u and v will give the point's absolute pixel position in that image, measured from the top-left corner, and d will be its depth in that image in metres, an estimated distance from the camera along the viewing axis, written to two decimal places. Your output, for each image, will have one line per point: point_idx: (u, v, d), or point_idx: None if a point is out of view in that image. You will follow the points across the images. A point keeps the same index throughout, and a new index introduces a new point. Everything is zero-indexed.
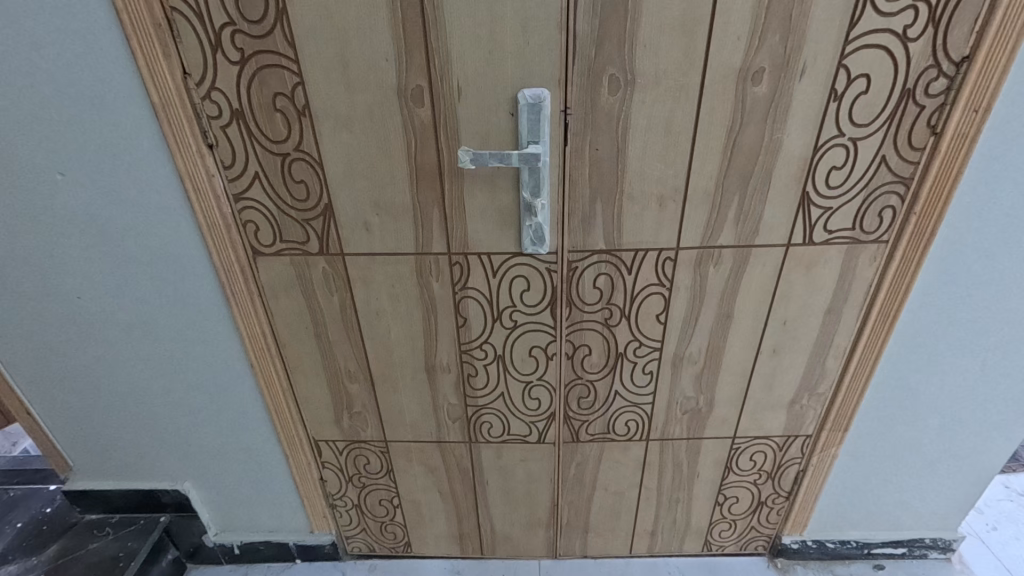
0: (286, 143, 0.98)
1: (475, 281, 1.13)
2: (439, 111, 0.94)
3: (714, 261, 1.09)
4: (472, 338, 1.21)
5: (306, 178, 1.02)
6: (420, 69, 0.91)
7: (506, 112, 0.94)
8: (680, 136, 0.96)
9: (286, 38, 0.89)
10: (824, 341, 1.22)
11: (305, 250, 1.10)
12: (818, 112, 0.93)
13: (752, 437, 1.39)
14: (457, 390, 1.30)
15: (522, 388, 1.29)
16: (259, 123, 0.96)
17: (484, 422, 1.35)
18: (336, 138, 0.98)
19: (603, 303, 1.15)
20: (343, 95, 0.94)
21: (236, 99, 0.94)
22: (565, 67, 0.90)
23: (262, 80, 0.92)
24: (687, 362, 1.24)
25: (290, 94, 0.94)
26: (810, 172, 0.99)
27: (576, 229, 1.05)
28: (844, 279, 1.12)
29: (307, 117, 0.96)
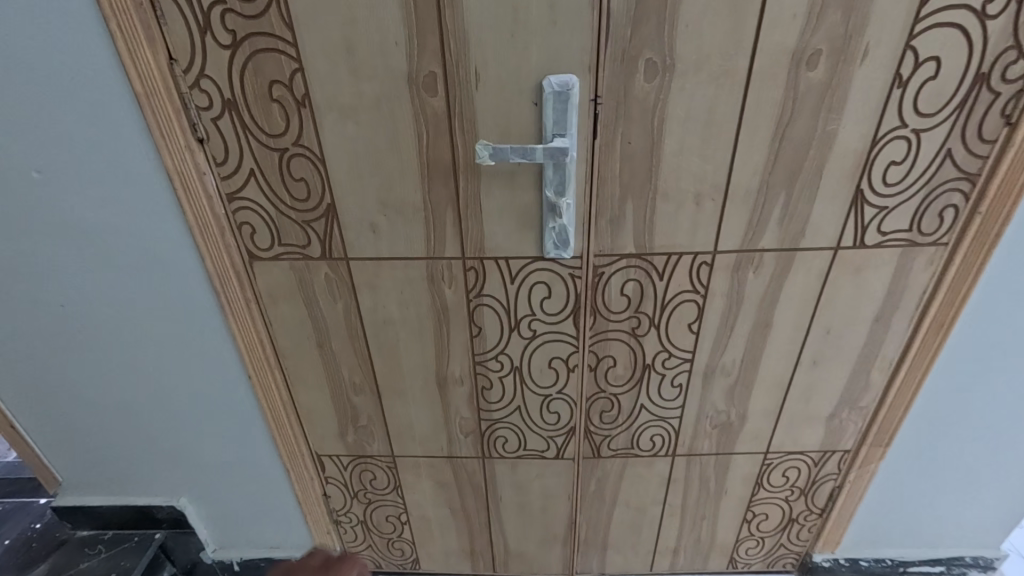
0: (284, 137, 0.89)
1: (492, 288, 1.03)
2: (454, 101, 0.84)
3: (754, 266, 0.99)
4: (487, 349, 1.12)
5: (307, 176, 0.92)
6: (433, 53, 0.81)
7: (529, 101, 0.84)
8: (723, 129, 0.86)
9: (282, 19, 0.79)
10: (869, 352, 1.12)
11: (306, 254, 1.01)
12: (879, 100, 0.83)
13: (786, 452, 1.29)
14: (470, 404, 1.21)
15: (541, 402, 1.19)
16: (254, 115, 0.87)
17: (499, 436, 1.26)
18: (339, 132, 0.88)
19: (630, 311, 1.05)
20: (346, 83, 0.83)
21: (228, 88, 0.85)
22: (596, 50, 0.80)
23: (256, 66, 0.83)
24: (720, 374, 1.15)
25: (287, 82, 0.84)
26: (866, 168, 0.89)
27: (604, 232, 0.95)
28: (894, 285, 1.02)
29: (306, 107, 0.86)
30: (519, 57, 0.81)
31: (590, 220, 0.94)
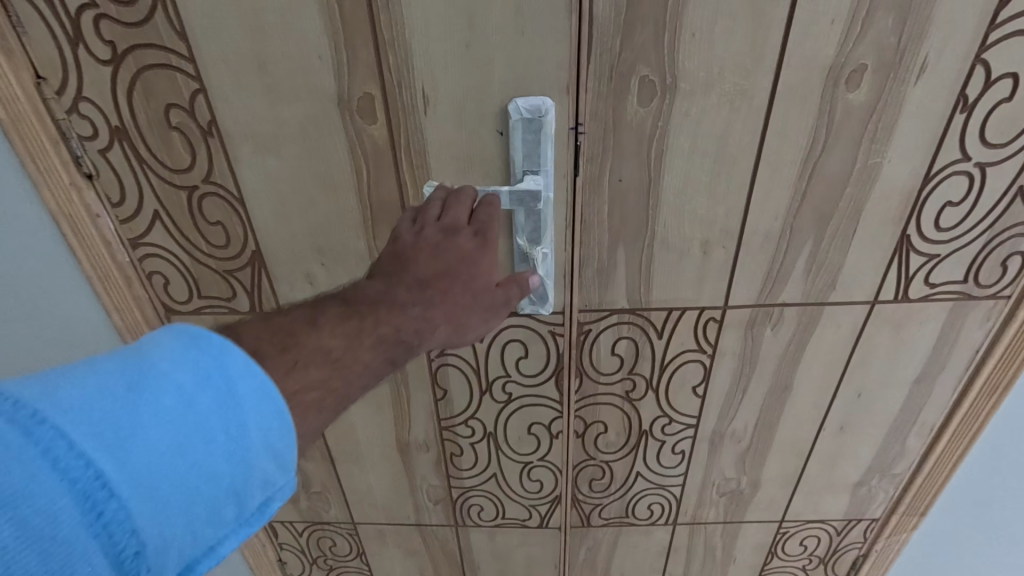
0: (190, 174, 0.71)
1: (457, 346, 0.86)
2: (399, 130, 0.67)
3: (773, 322, 0.82)
4: (455, 413, 0.95)
5: (224, 219, 0.75)
6: (369, 69, 0.64)
7: (492, 130, 0.67)
8: (738, 163, 0.68)
9: (174, 29, 0.62)
10: (907, 415, 0.95)
11: (233, 309, 0.83)
12: (936, 128, 0.66)
13: (805, 521, 1.12)
14: (438, 470, 1.04)
15: (520, 469, 1.02)
16: (150, 145, 0.69)
17: (473, 504, 1.09)
18: (258, 166, 0.70)
19: (623, 373, 0.88)
20: (261, 106, 0.66)
21: (115, 113, 0.67)
22: (576, 66, 0.63)
23: (147, 87, 0.65)
24: (730, 439, 0.98)
25: (188, 108, 0.66)
26: (916, 210, 0.72)
27: (591, 283, 0.78)
28: (942, 344, 0.85)
29: (214, 136, 0.68)
30: (478, 75, 0.64)
31: (572, 270, 0.77)
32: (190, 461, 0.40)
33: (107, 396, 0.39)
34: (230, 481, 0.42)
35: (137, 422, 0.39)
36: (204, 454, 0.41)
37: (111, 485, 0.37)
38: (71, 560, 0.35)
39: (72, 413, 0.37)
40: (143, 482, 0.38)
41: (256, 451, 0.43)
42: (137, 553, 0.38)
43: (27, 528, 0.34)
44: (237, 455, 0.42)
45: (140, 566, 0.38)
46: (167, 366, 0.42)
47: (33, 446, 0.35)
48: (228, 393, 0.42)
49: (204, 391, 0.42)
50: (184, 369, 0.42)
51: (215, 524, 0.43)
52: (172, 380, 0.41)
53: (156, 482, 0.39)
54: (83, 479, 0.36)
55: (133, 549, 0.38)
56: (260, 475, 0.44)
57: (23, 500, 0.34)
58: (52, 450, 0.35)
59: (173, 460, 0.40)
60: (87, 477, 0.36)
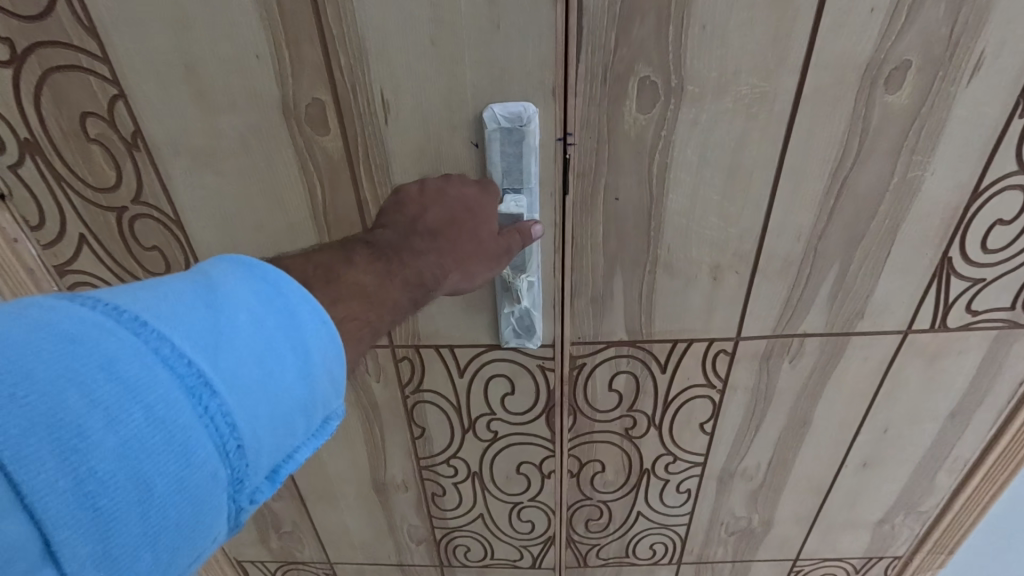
0: (118, 193, 0.62)
1: (434, 381, 0.77)
2: (356, 140, 0.58)
3: (791, 354, 0.72)
4: (435, 452, 0.85)
5: (160, 244, 0.65)
6: (317, 70, 0.54)
7: (466, 141, 0.58)
8: (754, 177, 0.59)
9: (78, 20, 0.52)
10: (938, 451, 0.85)
11: None
12: (987, 136, 0.56)
13: (820, 559, 1.03)
14: (419, 510, 0.94)
15: (509, 510, 0.93)
16: (68, 160, 0.60)
17: (459, 545, 1.00)
18: (195, 182, 0.61)
19: (622, 410, 0.79)
20: (193, 112, 0.57)
21: (22, 124, 0.58)
22: (563, 66, 0.53)
23: (57, 92, 0.56)
24: (741, 477, 0.88)
25: (108, 116, 0.57)
26: (960, 230, 0.62)
27: (584, 313, 0.69)
28: (981, 376, 0.75)
29: (141, 147, 0.59)
30: (447, 76, 0.55)
31: (563, 299, 0.67)
32: (276, 365, 0.37)
33: (193, 299, 0.35)
34: (313, 390, 0.39)
35: (225, 322, 0.35)
36: (289, 358, 0.37)
37: (212, 376, 0.33)
38: (186, 450, 0.32)
39: (166, 309, 0.34)
40: (240, 378, 0.35)
41: (330, 362, 0.39)
42: (240, 449, 0.34)
43: (143, 414, 0.31)
44: (314, 367, 0.39)
45: (245, 464, 0.35)
46: (239, 278, 0.38)
47: (139, 337, 0.32)
48: (290, 313, 0.38)
49: (278, 303, 0.38)
50: (256, 283, 0.38)
51: (302, 433, 0.39)
52: (241, 294, 0.37)
53: (250, 379, 0.35)
54: (187, 368, 0.33)
55: (237, 444, 0.34)
56: (335, 389, 0.40)
57: (138, 385, 0.31)
58: (154, 340, 0.32)
59: (263, 360, 0.36)
60: (190, 368, 0.33)
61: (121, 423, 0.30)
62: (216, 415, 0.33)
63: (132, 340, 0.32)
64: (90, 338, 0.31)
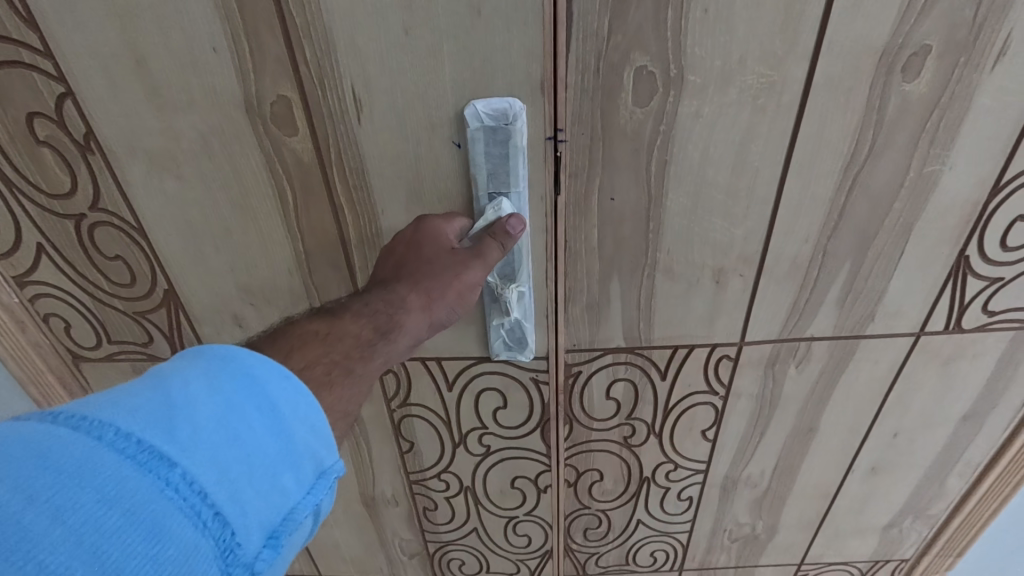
0: (75, 199, 0.61)
1: (422, 396, 0.74)
2: (327, 141, 0.55)
3: (798, 358, 0.69)
4: (425, 467, 0.82)
5: (122, 253, 0.64)
6: (280, 65, 0.52)
7: (447, 140, 0.54)
8: (760, 174, 0.54)
9: (17, 13, 0.51)
10: (949, 455, 0.82)
11: (151, 354, 0.73)
12: (1012, 128, 0.52)
13: (826, 563, 1.00)
14: (410, 524, 0.90)
15: (505, 523, 0.89)
16: (21, 166, 0.59)
17: (453, 559, 0.96)
18: (152, 189, 0.60)
19: (620, 418, 0.75)
20: (145, 115, 0.55)
21: None
22: (551, 58, 0.49)
23: (1, 93, 0.55)
24: (745, 484, 0.85)
25: (56, 117, 0.56)
26: (977, 228, 0.58)
27: (579, 321, 0.65)
28: (996, 378, 0.72)
29: (93, 152, 0.58)
30: (423, 71, 0.51)
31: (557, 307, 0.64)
32: (242, 425, 0.35)
33: (135, 384, 0.34)
34: (289, 438, 0.36)
35: (176, 393, 0.34)
36: (252, 413, 0.35)
37: (166, 448, 0.32)
38: (153, 527, 0.29)
39: (106, 398, 0.32)
40: (198, 444, 0.33)
41: (301, 408, 0.37)
42: (219, 516, 0.32)
43: (97, 498, 0.29)
44: (284, 417, 0.36)
45: (228, 530, 0.32)
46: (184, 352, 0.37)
47: (77, 428, 0.30)
48: (247, 372, 0.36)
49: (229, 363, 0.36)
50: (201, 356, 0.37)
51: (293, 492, 0.36)
52: (192, 366, 0.36)
53: (215, 444, 0.33)
54: (138, 446, 0.31)
55: (214, 511, 0.32)
56: (316, 432, 0.38)
57: (84, 471, 0.29)
58: (95, 427, 0.31)
59: (227, 424, 0.34)
60: (140, 444, 0.31)
61: (71, 514, 0.28)
62: (181, 485, 0.31)
63: (70, 432, 0.30)
64: (26, 437, 0.29)
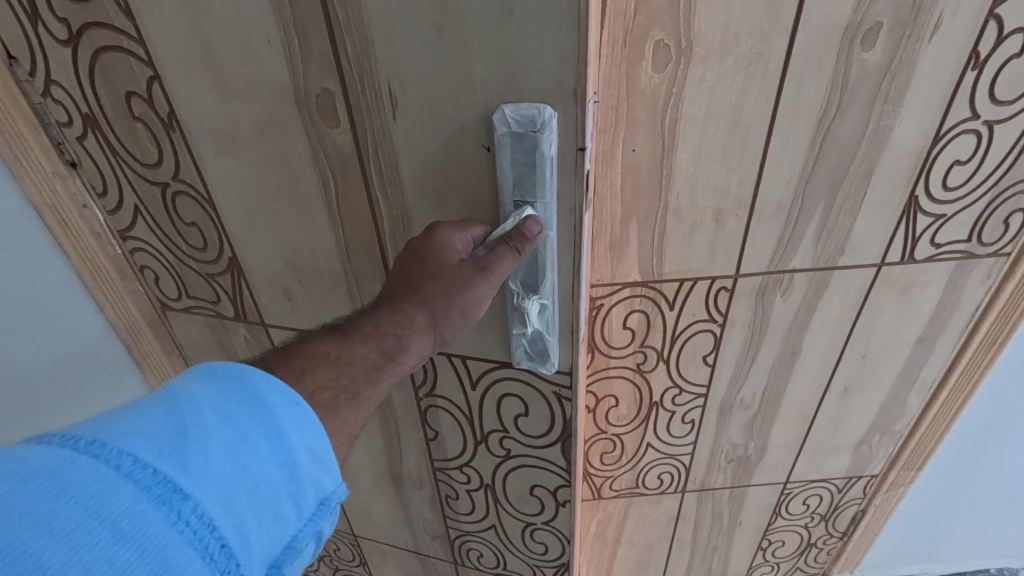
0: (161, 169, 0.71)
1: (446, 390, 0.89)
2: (364, 131, 0.64)
3: (782, 288, 0.82)
4: (449, 458, 0.99)
5: (198, 220, 0.75)
6: (324, 59, 0.60)
7: (479, 145, 0.64)
8: (751, 129, 0.68)
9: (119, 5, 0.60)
10: (908, 375, 0.97)
11: (219, 312, 0.84)
12: (946, 89, 0.65)
13: (808, 481, 1.16)
14: (436, 510, 1.08)
15: (523, 527, 1.04)
16: (120, 136, 0.69)
17: (472, 548, 1.13)
18: (223, 167, 0.69)
19: (635, 345, 0.89)
20: (214, 101, 0.64)
21: (84, 100, 0.67)
22: (583, 62, 0.56)
23: (106, 72, 0.65)
24: (738, 408, 0.99)
25: (147, 96, 0.65)
26: (924, 170, 0.72)
27: (602, 259, 0.78)
28: (943, 304, 0.87)
29: (176, 128, 0.67)
30: (455, 72, 0.59)
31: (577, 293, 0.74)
32: (249, 456, 0.45)
33: (156, 414, 0.44)
34: (288, 471, 0.47)
35: (191, 426, 0.44)
36: (258, 446, 0.46)
37: (180, 484, 0.41)
38: (165, 556, 0.38)
39: (128, 430, 0.41)
40: (207, 480, 0.42)
41: (307, 434, 0.48)
42: (222, 546, 0.41)
43: (119, 529, 0.37)
44: (287, 447, 0.47)
45: (230, 560, 0.42)
46: (196, 386, 0.47)
47: (101, 459, 0.39)
48: (257, 402, 0.47)
49: (239, 398, 0.47)
50: (212, 386, 0.47)
51: (287, 516, 0.47)
52: (206, 399, 0.46)
53: (222, 475, 0.43)
54: (155, 479, 0.40)
55: (219, 543, 0.41)
56: (310, 465, 0.48)
57: (106, 505, 0.37)
58: (119, 459, 0.39)
59: (234, 455, 0.44)
60: (157, 480, 0.40)
61: (93, 544, 0.36)
62: (190, 517, 0.40)
63: (96, 463, 0.39)
64: (60, 467, 0.37)
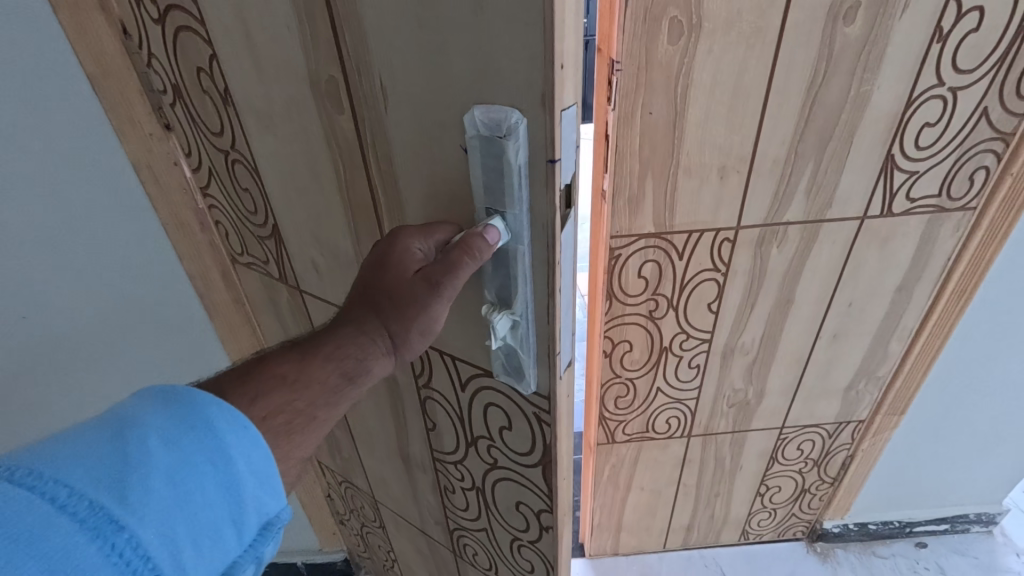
0: (222, 139, 0.77)
1: (439, 383, 0.84)
2: (363, 122, 0.60)
3: (778, 240, 0.94)
4: (445, 451, 0.94)
5: (251, 188, 0.80)
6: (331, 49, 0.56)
7: (456, 144, 0.54)
8: (750, 94, 0.79)
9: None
10: (891, 322, 1.08)
11: (268, 271, 0.92)
12: (916, 58, 0.77)
13: (802, 426, 1.27)
14: (438, 499, 1.05)
15: (511, 541, 0.94)
16: (197, 106, 0.76)
17: (468, 545, 1.07)
18: (266, 143, 0.72)
19: (648, 293, 1.00)
20: (257, 85, 0.66)
21: (172, 72, 0.75)
22: (553, 65, 0.46)
23: (183, 49, 0.70)
24: (739, 353, 1.11)
25: (211, 71, 0.70)
26: (899, 130, 0.83)
27: (622, 211, 0.90)
28: (920, 255, 0.99)
29: (231, 104, 0.71)
30: (436, 69, 0.51)
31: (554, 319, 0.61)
32: (193, 482, 0.42)
33: (95, 438, 0.40)
34: (233, 497, 0.44)
35: (133, 451, 0.40)
36: (205, 472, 0.43)
37: (118, 514, 0.38)
38: None
39: (65, 458, 0.38)
40: (147, 510, 0.39)
41: (255, 458, 0.46)
42: None
43: (49, 566, 0.34)
44: (235, 472, 0.45)
45: None
46: (142, 406, 0.43)
47: (31, 490, 0.36)
48: (207, 425, 0.44)
49: (189, 420, 0.43)
50: (161, 406, 0.44)
51: (228, 542, 0.44)
52: (152, 421, 0.42)
53: (163, 504, 0.40)
54: (91, 511, 0.37)
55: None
56: (257, 489, 0.46)
57: (34, 541, 0.34)
58: (52, 490, 0.36)
59: (178, 482, 0.41)
60: (92, 511, 0.37)
61: None
62: (125, 550, 0.37)
63: (27, 492, 0.35)
64: None
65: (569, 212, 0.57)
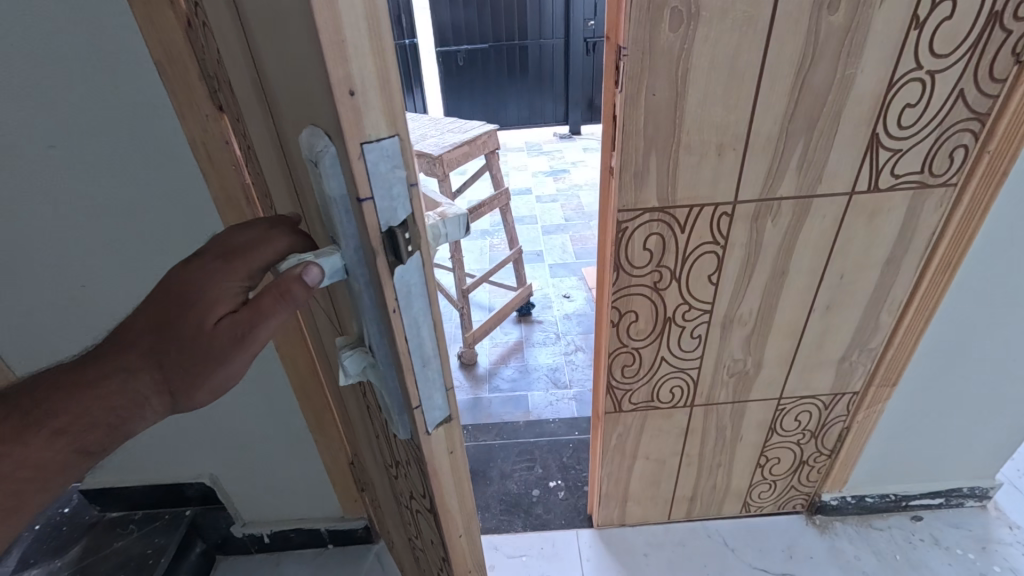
0: (244, 124, 0.84)
1: (370, 399, 0.83)
2: (280, 121, 0.60)
3: (772, 214, 1.02)
4: (387, 465, 0.94)
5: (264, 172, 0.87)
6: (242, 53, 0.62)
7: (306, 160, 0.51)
8: (745, 78, 0.88)
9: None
10: (880, 295, 1.16)
11: None
12: (895, 43, 0.85)
13: (799, 397, 1.35)
14: (396, 503, 1.07)
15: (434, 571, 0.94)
16: (228, 92, 0.84)
17: (416, 552, 1.10)
18: (258, 135, 0.77)
19: (652, 265, 1.09)
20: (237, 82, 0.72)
21: (212, 60, 0.83)
22: (334, 92, 0.39)
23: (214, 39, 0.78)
24: (738, 323, 1.19)
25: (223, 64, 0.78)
26: (882, 111, 0.91)
27: (628, 186, 0.98)
28: (905, 230, 1.06)
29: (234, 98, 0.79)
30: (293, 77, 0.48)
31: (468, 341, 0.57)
32: None
33: None
34: None
35: None
36: None
37: None
38: None
39: None
40: None
41: None
42: None
43: None
44: None
45: None
46: None
47: None
48: None
49: None
50: None
51: None
52: None
53: None
54: None
55: None
56: None
57: None
58: None
59: None
60: None
61: None
62: None
63: None
64: None
65: (399, 259, 0.48)
